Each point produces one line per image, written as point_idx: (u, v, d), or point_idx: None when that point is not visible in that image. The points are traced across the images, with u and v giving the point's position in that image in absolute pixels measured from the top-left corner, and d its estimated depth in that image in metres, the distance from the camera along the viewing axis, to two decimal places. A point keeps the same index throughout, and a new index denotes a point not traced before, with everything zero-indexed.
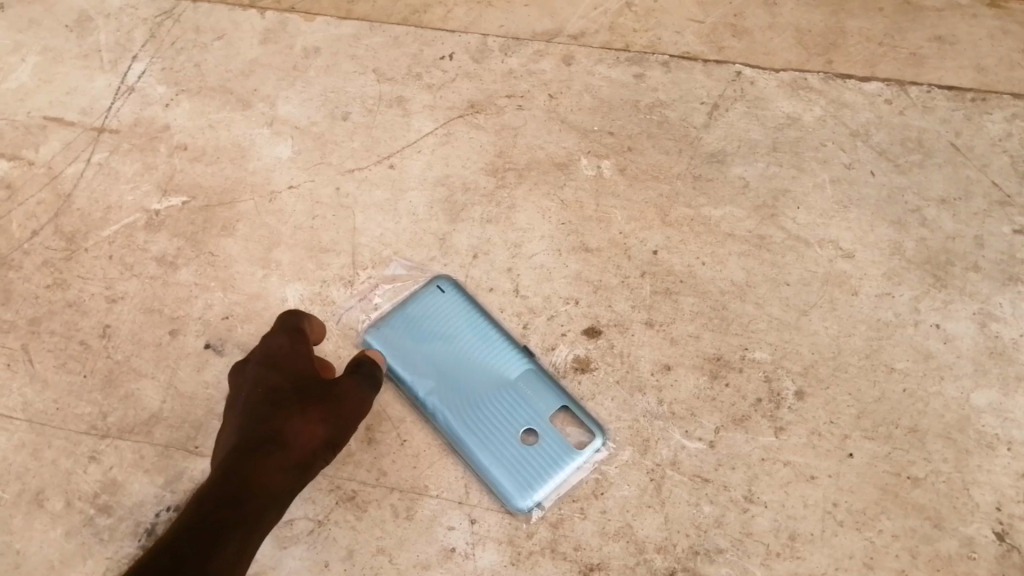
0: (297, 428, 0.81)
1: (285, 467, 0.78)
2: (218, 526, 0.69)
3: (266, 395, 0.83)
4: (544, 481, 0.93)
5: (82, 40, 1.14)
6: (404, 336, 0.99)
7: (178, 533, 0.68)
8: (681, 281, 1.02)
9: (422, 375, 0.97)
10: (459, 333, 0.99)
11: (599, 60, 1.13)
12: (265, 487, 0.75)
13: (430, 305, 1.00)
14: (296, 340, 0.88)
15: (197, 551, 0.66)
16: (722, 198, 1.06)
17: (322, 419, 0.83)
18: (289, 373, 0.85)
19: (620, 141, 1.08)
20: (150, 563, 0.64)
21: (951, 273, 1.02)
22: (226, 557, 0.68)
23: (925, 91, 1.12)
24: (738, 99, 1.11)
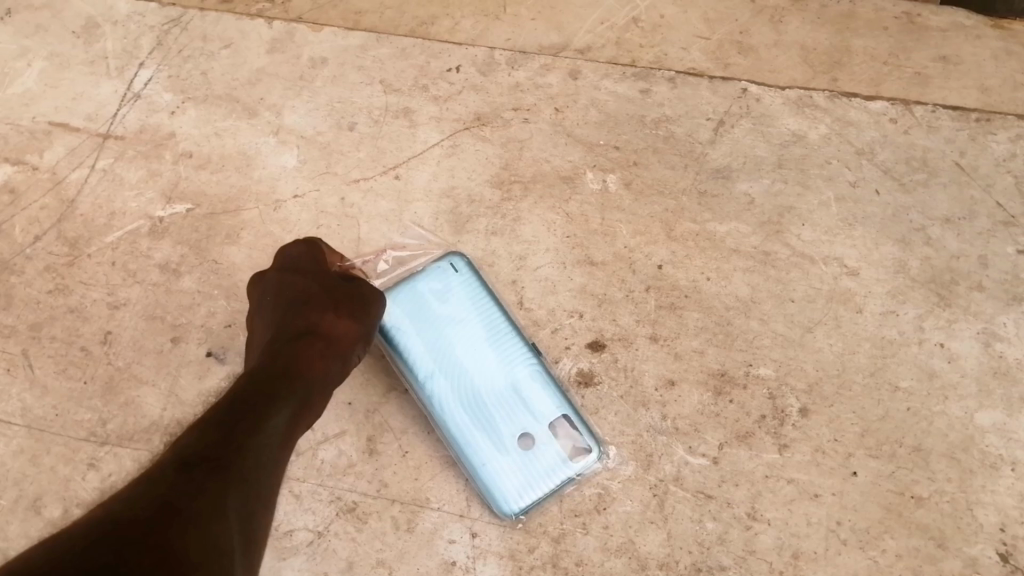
0: (330, 322, 0.90)
1: (324, 358, 0.87)
2: (263, 407, 0.74)
3: (297, 300, 0.91)
4: (535, 488, 0.93)
5: (89, 46, 1.13)
6: (412, 317, 0.98)
7: (225, 408, 0.73)
8: (685, 296, 1.01)
9: (428, 359, 0.96)
10: (468, 320, 0.98)
11: (606, 75, 1.12)
12: (309, 374, 0.84)
13: (442, 285, 0.99)
14: (315, 248, 0.95)
15: (248, 424, 0.71)
16: (727, 214, 1.06)
17: (352, 313, 0.91)
18: (313, 274, 0.93)
19: (626, 156, 1.08)
20: (203, 432, 0.68)
21: (955, 292, 1.02)
22: (280, 423, 0.75)
23: (930, 110, 1.12)
24: (744, 115, 1.11)
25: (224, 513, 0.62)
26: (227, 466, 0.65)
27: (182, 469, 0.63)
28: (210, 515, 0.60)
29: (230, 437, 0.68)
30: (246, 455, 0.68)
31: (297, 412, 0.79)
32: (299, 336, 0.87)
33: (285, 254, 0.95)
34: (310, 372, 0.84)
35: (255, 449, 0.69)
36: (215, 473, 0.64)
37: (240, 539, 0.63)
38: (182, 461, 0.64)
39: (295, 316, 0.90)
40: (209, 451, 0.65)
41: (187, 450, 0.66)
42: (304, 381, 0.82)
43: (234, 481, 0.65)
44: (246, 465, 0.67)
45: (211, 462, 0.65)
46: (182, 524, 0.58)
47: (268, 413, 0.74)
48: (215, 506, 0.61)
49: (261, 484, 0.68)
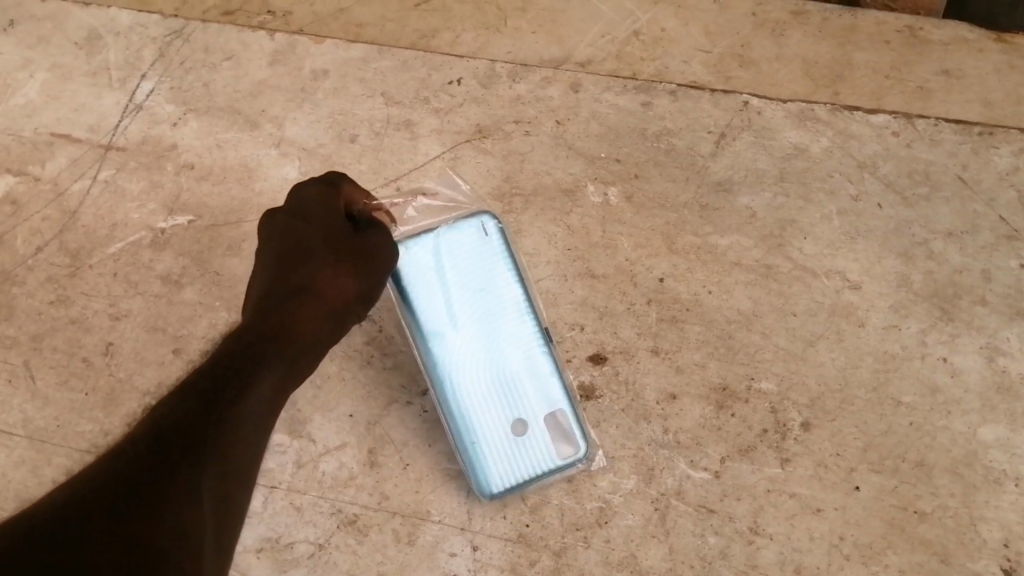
0: (329, 280, 0.87)
1: (316, 318, 0.85)
2: (247, 373, 0.72)
3: (299, 250, 0.87)
4: (518, 474, 0.93)
5: (91, 57, 1.14)
6: (433, 270, 0.95)
7: (206, 373, 0.70)
8: (686, 309, 1.01)
9: (436, 321, 0.94)
10: (488, 289, 0.95)
11: (607, 87, 1.12)
12: (302, 338, 0.82)
13: (465, 246, 0.96)
14: (329, 189, 0.89)
15: (229, 395, 0.68)
16: (729, 227, 1.05)
17: (355, 271, 0.88)
18: (321, 222, 0.88)
19: (627, 169, 1.08)
20: (184, 399, 0.65)
21: (958, 307, 1.02)
22: (264, 392, 0.73)
23: (933, 124, 1.11)
24: (745, 129, 1.10)
25: (198, 494, 0.60)
26: (203, 444, 0.63)
27: (159, 443, 0.60)
28: (184, 497, 0.58)
29: (210, 409, 0.65)
30: (224, 430, 0.65)
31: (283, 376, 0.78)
32: (293, 291, 0.85)
33: (296, 192, 0.89)
34: (299, 334, 0.82)
35: (236, 421, 0.67)
36: (193, 453, 0.61)
37: (212, 521, 0.61)
38: (160, 435, 0.61)
39: (295, 267, 0.86)
40: (189, 425, 0.63)
41: (167, 419, 0.63)
42: (292, 342, 0.80)
43: (210, 461, 0.63)
44: (224, 443, 0.65)
45: (193, 435, 0.62)
46: (155, 509, 0.56)
47: (250, 380, 0.72)
48: (191, 487, 0.59)
49: (236, 461, 0.66)
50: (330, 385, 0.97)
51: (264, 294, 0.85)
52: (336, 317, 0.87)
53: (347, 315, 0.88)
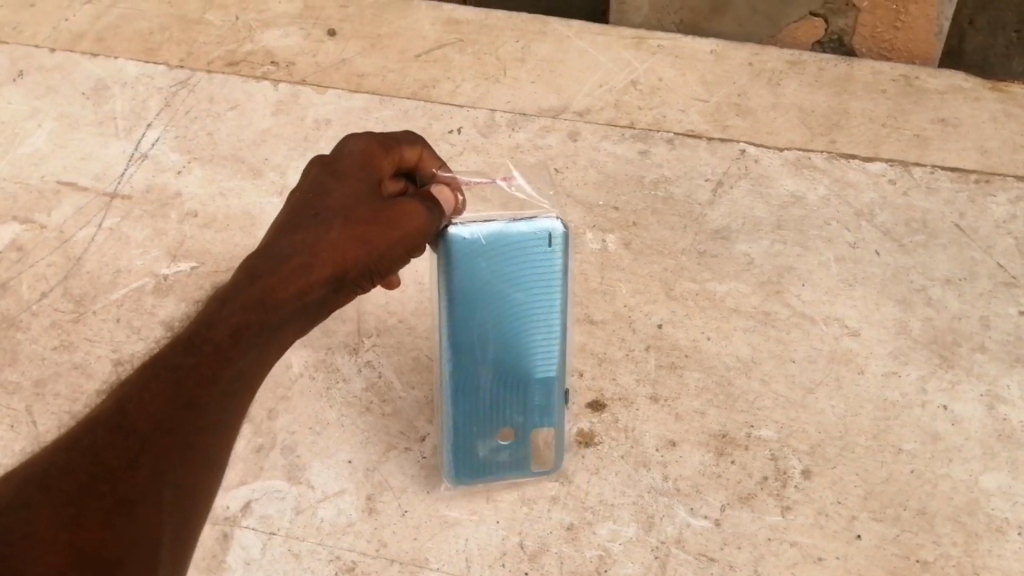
0: (328, 241, 0.73)
1: (309, 284, 0.73)
2: (233, 345, 0.70)
3: (310, 203, 0.76)
4: (489, 473, 0.90)
5: (98, 107, 1.17)
6: (482, 256, 0.83)
7: (183, 345, 0.70)
8: (686, 355, 1.01)
9: (464, 307, 0.84)
10: (529, 296, 0.85)
11: (605, 136, 1.16)
12: (281, 305, 0.72)
13: (521, 246, 0.84)
14: (373, 145, 0.80)
15: (199, 375, 0.69)
16: (726, 274, 1.06)
17: (366, 235, 0.74)
18: (347, 176, 0.77)
19: (624, 216, 1.10)
20: (155, 378, 0.68)
21: (958, 354, 1.01)
22: (248, 362, 0.71)
23: (929, 172, 1.14)
24: (742, 176, 1.13)
25: (155, 493, 0.66)
26: (165, 439, 0.67)
27: (122, 434, 0.66)
28: (139, 501, 0.65)
29: (176, 396, 0.68)
30: (192, 417, 0.68)
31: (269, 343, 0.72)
32: (286, 251, 0.73)
33: (341, 146, 0.80)
34: (277, 305, 0.72)
35: (208, 403, 0.69)
36: (152, 450, 0.66)
37: (172, 511, 0.67)
38: (120, 426, 0.66)
39: (300, 225, 0.74)
40: (151, 416, 0.66)
41: (129, 408, 0.66)
42: (276, 312, 0.72)
43: (171, 456, 0.67)
44: (191, 432, 0.68)
45: (155, 431, 0.66)
46: (101, 518, 0.63)
47: (231, 355, 0.70)
48: (147, 487, 0.65)
49: (210, 442, 0.69)
50: (331, 431, 0.96)
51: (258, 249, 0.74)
52: (338, 288, 0.75)
53: (348, 286, 0.75)
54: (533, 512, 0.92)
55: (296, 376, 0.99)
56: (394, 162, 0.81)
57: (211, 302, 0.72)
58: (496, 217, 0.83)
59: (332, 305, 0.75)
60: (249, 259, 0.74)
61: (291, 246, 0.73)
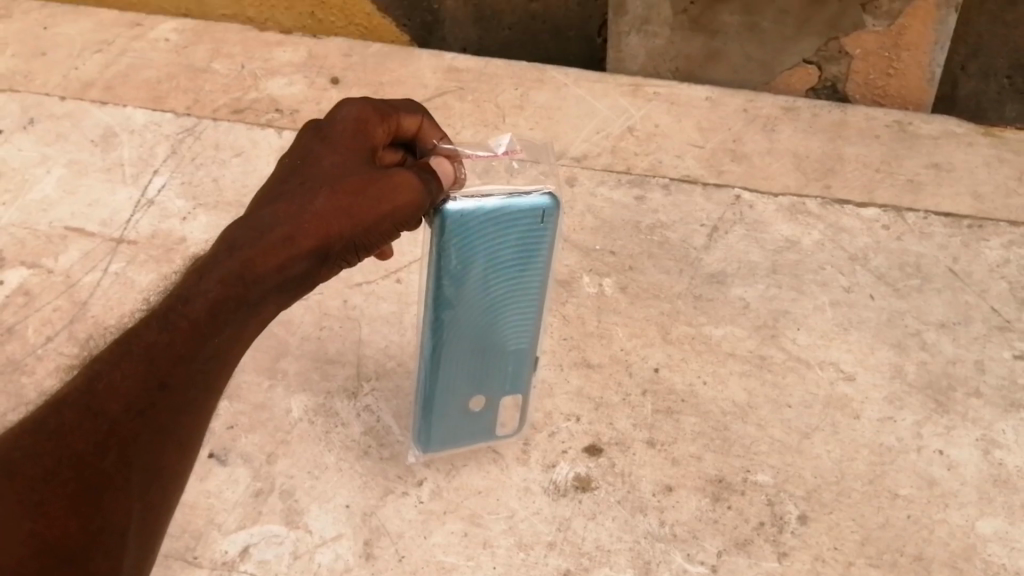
0: (309, 211, 0.71)
1: (289, 256, 0.70)
2: (209, 322, 0.69)
3: (297, 174, 0.75)
4: (456, 437, 0.93)
5: (106, 154, 1.20)
6: (475, 237, 0.78)
7: (158, 321, 0.68)
8: (681, 400, 1.01)
9: (454, 289, 0.81)
10: (515, 278, 0.82)
11: (601, 182, 1.21)
12: (261, 281, 0.69)
13: (515, 224, 0.79)
14: (368, 113, 0.80)
15: (172, 352, 0.68)
16: (722, 318, 1.08)
17: (350, 206, 0.72)
18: (336, 145, 0.77)
19: (620, 261, 1.13)
20: (129, 357, 0.67)
21: (953, 398, 1.02)
22: (223, 338, 0.69)
23: (922, 217, 1.18)
24: (736, 221, 1.17)
25: (123, 481, 0.67)
26: (135, 424, 0.67)
27: (90, 416, 0.66)
28: (105, 488, 0.67)
29: (149, 375, 0.67)
30: (163, 398, 0.68)
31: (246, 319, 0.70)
32: (270, 221, 0.70)
33: (337, 113, 0.80)
34: (256, 279, 0.69)
35: (181, 384, 0.68)
36: (121, 434, 0.67)
37: (141, 496, 0.69)
38: (89, 407, 0.66)
39: (286, 194, 0.72)
40: (122, 398, 0.67)
41: (98, 387, 0.66)
42: (256, 287, 0.69)
43: (141, 440, 0.68)
44: (164, 415, 0.68)
45: (123, 414, 0.67)
46: (67, 506, 0.66)
47: (209, 331, 0.69)
48: (115, 473, 0.67)
49: (181, 426, 0.69)
50: (329, 475, 0.95)
51: (240, 218, 0.71)
52: (323, 261, 0.72)
53: (333, 259, 0.72)
54: (530, 558, 0.89)
55: (296, 420, 0.99)
56: (391, 131, 0.81)
57: (187, 274, 0.70)
58: (494, 192, 0.77)
59: (313, 279, 0.72)
60: (229, 229, 0.71)
61: (274, 216, 0.70)
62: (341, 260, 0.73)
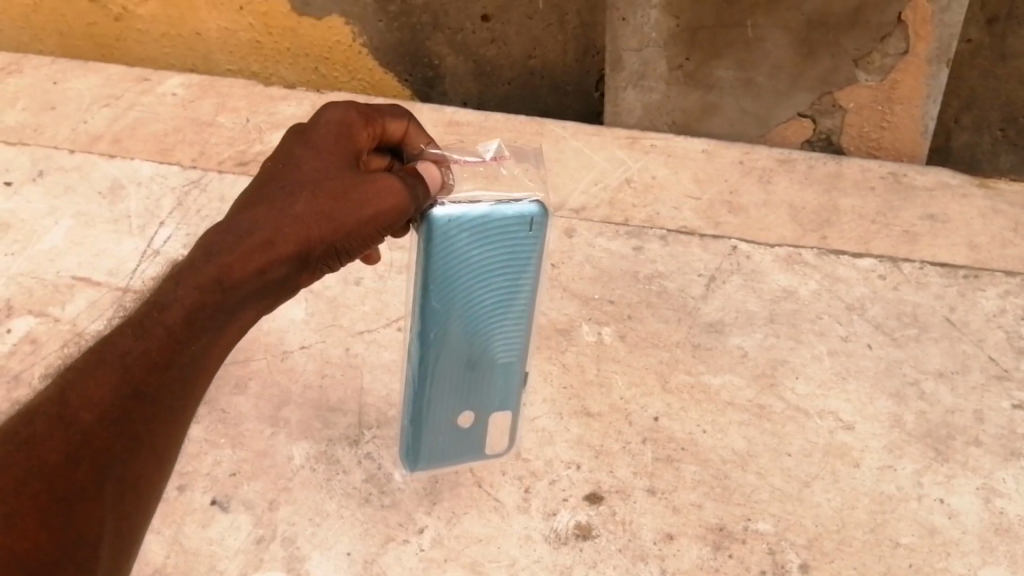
0: (290, 218, 0.75)
1: (270, 261, 0.74)
2: (184, 331, 0.71)
3: (278, 173, 0.78)
4: (444, 453, 0.95)
5: (113, 205, 1.22)
6: (464, 246, 0.80)
7: (134, 330, 0.70)
8: (682, 448, 1.01)
9: (443, 300, 0.82)
10: (504, 289, 0.83)
11: (600, 233, 1.23)
12: (240, 286, 0.73)
13: (503, 232, 0.80)
14: (353, 117, 0.82)
15: (148, 360, 0.70)
16: (721, 367, 1.08)
17: (330, 212, 0.76)
18: (319, 145, 0.80)
19: (619, 309, 1.14)
20: (103, 367, 0.68)
21: (952, 447, 1.02)
22: (199, 346, 0.72)
23: (918, 267, 1.19)
24: (734, 271, 1.18)
25: (97, 489, 0.67)
26: (108, 432, 0.67)
27: (66, 423, 0.66)
28: (78, 498, 0.65)
29: (123, 383, 0.68)
30: (139, 407, 0.69)
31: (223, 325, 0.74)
32: (248, 226, 0.74)
33: (321, 114, 0.83)
34: (234, 285, 0.73)
35: (156, 393, 0.70)
36: (94, 443, 0.67)
37: (114, 509, 0.68)
38: (62, 417, 0.66)
39: (265, 199, 0.76)
40: (95, 407, 0.67)
41: (71, 396, 0.67)
42: (233, 292, 0.73)
43: (115, 450, 0.68)
44: (138, 424, 0.69)
45: (97, 422, 0.67)
46: (37, 517, 0.63)
47: (184, 339, 0.71)
48: (88, 483, 0.66)
49: (156, 437, 0.70)
50: (329, 522, 0.95)
51: (220, 223, 0.75)
52: (302, 265, 0.76)
53: (312, 263, 0.77)
54: None
55: (297, 467, 0.99)
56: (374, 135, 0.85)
57: (163, 283, 0.73)
58: (481, 198, 0.78)
59: (291, 280, 0.77)
60: (209, 235, 0.75)
61: (252, 222, 0.74)
62: (319, 262, 0.77)
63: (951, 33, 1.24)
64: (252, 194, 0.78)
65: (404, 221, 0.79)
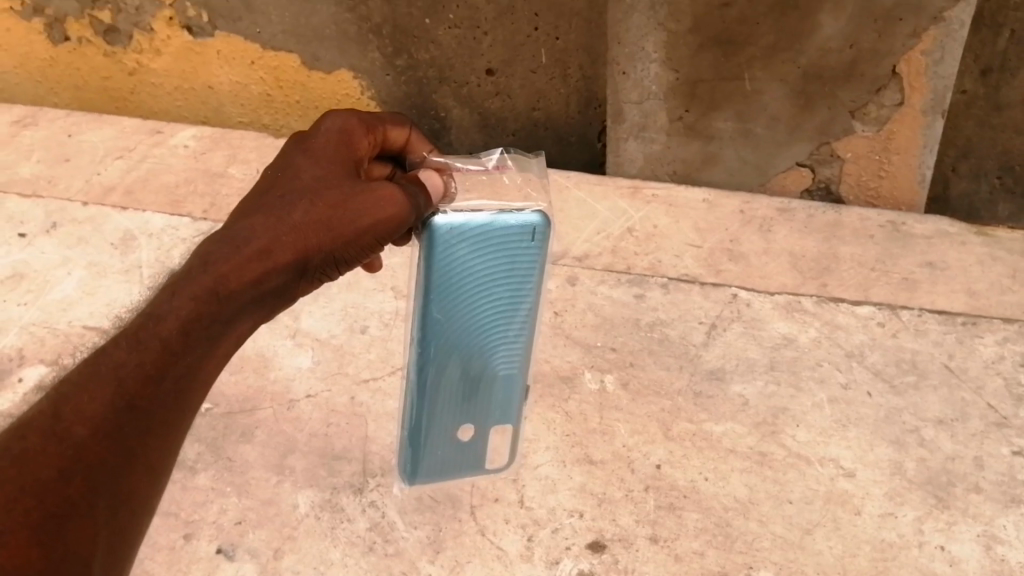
0: (287, 228, 0.76)
1: (268, 269, 0.75)
2: (179, 342, 0.71)
3: (276, 183, 0.81)
4: (444, 465, 0.98)
5: (125, 256, 1.24)
6: (466, 257, 0.85)
7: (128, 341, 0.70)
8: (684, 495, 1.02)
9: (443, 311, 0.87)
10: (504, 302, 0.89)
11: (601, 281, 1.25)
12: (237, 295, 0.74)
13: (505, 244, 0.85)
14: (353, 125, 0.87)
15: (141, 372, 0.69)
16: (723, 414, 1.10)
17: (329, 221, 0.77)
18: (319, 150, 0.84)
19: (621, 357, 1.15)
20: (96, 380, 0.68)
21: (953, 494, 1.02)
22: (195, 356, 0.73)
23: (917, 315, 1.21)
24: (735, 319, 1.20)
25: (90, 504, 0.65)
26: (102, 446, 0.66)
27: (58, 437, 0.65)
28: (71, 514, 0.64)
29: (117, 396, 0.68)
30: (134, 421, 0.68)
31: (218, 334, 0.74)
32: (246, 234, 0.75)
33: (323, 123, 0.87)
34: (230, 294, 0.74)
35: (150, 405, 0.69)
36: (86, 458, 0.65)
37: (107, 526, 0.66)
38: (54, 431, 0.65)
39: (263, 207, 0.77)
40: (88, 421, 0.66)
41: (64, 410, 0.66)
42: (230, 302, 0.74)
43: (109, 464, 0.66)
44: (132, 438, 0.68)
45: (90, 435, 0.66)
46: (28, 534, 0.61)
47: (179, 351, 0.71)
48: (80, 500, 0.65)
49: (149, 451, 0.69)
50: (334, 571, 0.95)
51: (216, 232, 0.76)
52: (299, 273, 0.78)
53: (308, 272, 0.78)
54: None
55: (302, 515, 1.00)
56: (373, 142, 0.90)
57: (160, 293, 0.73)
58: (484, 208, 0.84)
59: (287, 290, 0.78)
60: (207, 243, 0.76)
61: (251, 230, 0.75)
62: (315, 271, 0.79)
63: (945, 84, 1.27)
64: (249, 203, 0.79)
65: (407, 230, 0.83)
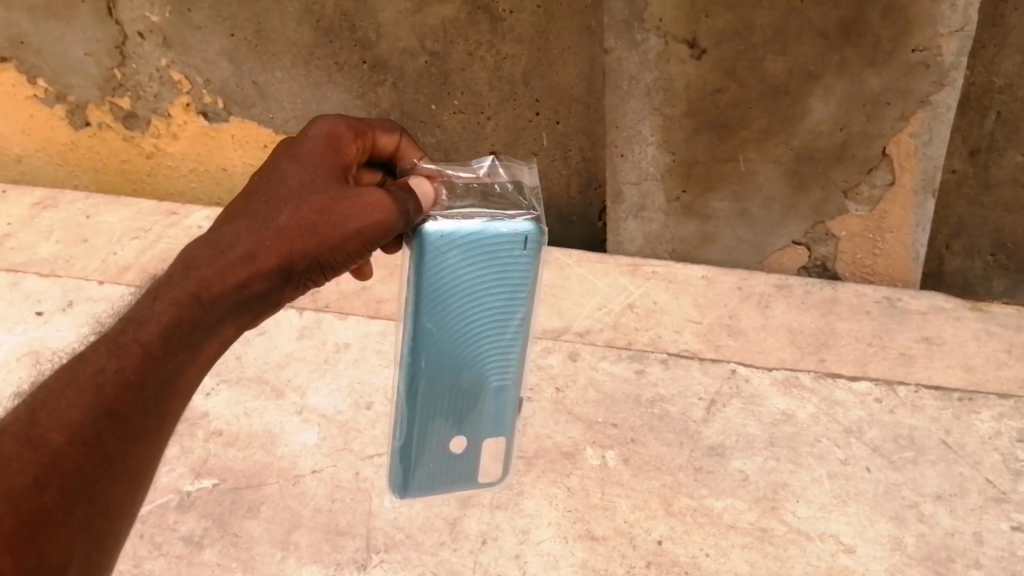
0: (272, 234, 0.80)
1: (251, 273, 0.78)
2: (157, 347, 0.73)
3: (262, 187, 0.84)
4: (433, 478, 0.97)
5: None
6: (456, 266, 0.84)
7: (109, 347, 0.72)
8: (685, 571, 1.03)
9: (434, 321, 0.86)
10: (496, 312, 0.87)
11: (602, 356, 1.27)
12: (220, 299, 0.77)
13: (495, 252, 0.84)
14: (341, 131, 0.89)
15: (121, 378, 0.71)
16: (723, 490, 1.11)
17: (312, 228, 0.80)
18: (307, 156, 0.86)
19: (622, 432, 1.17)
20: (75, 389, 0.69)
21: (953, 569, 1.03)
22: (177, 360, 0.75)
23: (913, 390, 1.23)
24: (734, 395, 1.22)
25: (67, 511, 0.66)
26: (79, 452, 0.67)
27: (35, 444, 0.66)
28: (48, 522, 0.65)
29: (96, 402, 0.69)
30: (113, 428, 0.69)
31: (202, 337, 0.77)
32: (230, 240, 0.79)
33: (312, 128, 0.89)
34: (213, 299, 0.77)
35: (130, 413, 0.70)
36: (61, 466, 0.66)
37: (83, 533, 0.67)
38: (30, 438, 0.66)
39: (249, 212, 0.81)
40: (65, 428, 0.67)
41: (41, 417, 0.67)
42: (212, 306, 0.77)
43: (86, 471, 0.67)
44: (110, 445, 0.69)
45: (65, 442, 0.67)
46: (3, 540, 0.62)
47: (161, 357, 0.73)
48: (55, 507, 0.65)
49: (129, 460, 0.70)
50: None
51: (202, 238, 0.80)
52: (284, 279, 0.81)
53: (291, 277, 0.81)
54: None
55: None
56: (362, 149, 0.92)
57: (142, 300, 0.76)
58: (476, 215, 0.83)
59: (271, 294, 0.81)
60: (191, 249, 0.79)
61: (234, 236, 0.79)
62: (299, 275, 0.82)
63: (934, 165, 1.31)
64: (234, 207, 0.83)
65: (396, 236, 0.84)
